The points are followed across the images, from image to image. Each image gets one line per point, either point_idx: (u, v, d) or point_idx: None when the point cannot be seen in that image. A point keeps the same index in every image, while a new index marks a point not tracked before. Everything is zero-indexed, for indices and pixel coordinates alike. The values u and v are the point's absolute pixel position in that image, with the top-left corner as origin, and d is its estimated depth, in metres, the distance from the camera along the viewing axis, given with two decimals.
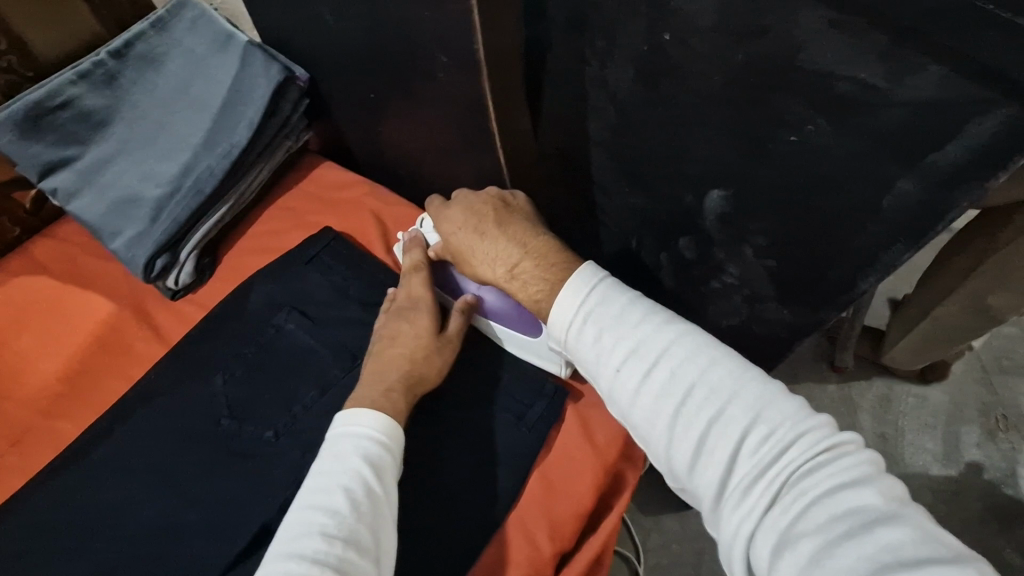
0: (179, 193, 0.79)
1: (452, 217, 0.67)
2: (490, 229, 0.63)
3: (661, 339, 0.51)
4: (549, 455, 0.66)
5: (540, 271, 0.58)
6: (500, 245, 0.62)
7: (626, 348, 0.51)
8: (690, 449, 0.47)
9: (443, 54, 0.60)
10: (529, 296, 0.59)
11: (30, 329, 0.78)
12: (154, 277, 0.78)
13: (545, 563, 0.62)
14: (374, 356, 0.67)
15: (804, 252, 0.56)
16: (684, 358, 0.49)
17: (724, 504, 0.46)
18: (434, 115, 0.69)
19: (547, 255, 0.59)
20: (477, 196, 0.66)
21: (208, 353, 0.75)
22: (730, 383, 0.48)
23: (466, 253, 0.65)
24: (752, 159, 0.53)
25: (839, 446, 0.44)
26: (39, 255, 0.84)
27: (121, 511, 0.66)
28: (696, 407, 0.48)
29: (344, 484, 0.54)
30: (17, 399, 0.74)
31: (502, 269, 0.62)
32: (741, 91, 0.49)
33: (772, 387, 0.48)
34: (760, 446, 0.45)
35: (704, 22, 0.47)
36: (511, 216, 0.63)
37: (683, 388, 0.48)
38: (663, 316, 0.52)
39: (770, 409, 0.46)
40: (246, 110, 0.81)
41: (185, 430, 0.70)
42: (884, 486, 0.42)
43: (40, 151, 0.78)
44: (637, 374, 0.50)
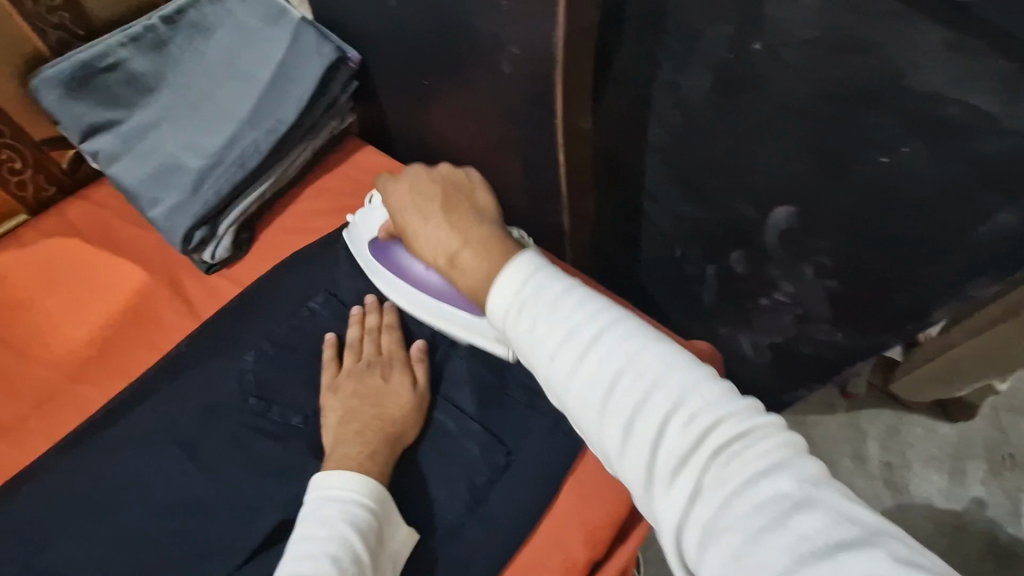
0: (222, 166, 0.78)
1: (399, 192, 0.62)
2: (435, 213, 0.58)
3: (585, 320, 0.43)
4: (582, 459, 0.65)
5: (479, 259, 0.52)
6: (442, 229, 0.56)
7: (550, 333, 0.43)
8: (613, 439, 0.40)
9: (515, 46, 0.58)
10: (469, 285, 0.53)
11: (59, 292, 0.77)
12: (191, 249, 0.77)
13: (577, 567, 0.60)
14: (342, 414, 0.63)
15: (872, 274, 0.56)
16: (612, 342, 0.42)
17: (648, 497, 0.39)
18: (490, 109, 0.67)
19: (488, 242, 0.53)
20: (426, 173, 0.61)
21: (241, 330, 0.73)
22: (658, 367, 0.41)
23: (408, 234, 0.60)
24: (831, 178, 0.52)
25: (761, 427, 0.38)
26: (74, 218, 0.83)
27: (142, 486, 0.64)
28: (619, 392, 0.40)
29: (331, 554, 0.50)
30: (45, 361, 0.72)
31: (442, 256, 0.55)
32: (827, 108, 0.49)
33: (699, 369, 0.41)
34: (682, 435, 0.38)
35: (803, 34, 0.46)
36: (459, 201, 0.58)
37: (607, 372, 0.41)
38: (591, 299, 0.45)
39: (693, 394, 0.39)
40: (296, 88, 0.80)
41: (213, 406, 0.68)
42: (801, 466, 0.36)
43: (84, 111, 0.77)
44: (560, 360, 0.42)
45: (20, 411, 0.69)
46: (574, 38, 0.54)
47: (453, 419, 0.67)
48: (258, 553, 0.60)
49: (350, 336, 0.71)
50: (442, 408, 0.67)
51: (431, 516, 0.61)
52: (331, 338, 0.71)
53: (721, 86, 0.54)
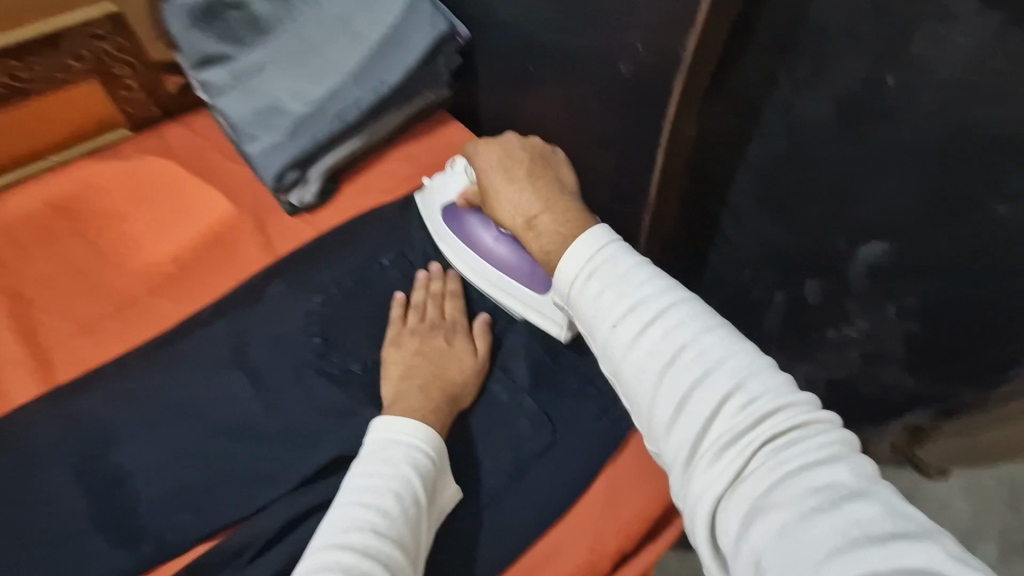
0: (323, 116, 0.80)
1: (488, 154, 0.63)
2: (520, 178, 0.60)
3: (660, 300, 0.44)
4: (624, 451, 0.66)
5: (556, 226, 0.54)
6: (524, 195, 0.59)
7: (623, 308, 0.44)
8: (667, 410, 0.41)
9: (642, 45, 0.59)
10: (542, 249, 0.55)
11: (151, 208, 0.80)
12: (281, 188, 0.80)
13: (605, 554, 0.61)
14: (403, 368, 0.66)
15: (958, 323, 0.59)
16: (683, 325, 0.42)
17: (688, 470, 0.39)
18: (595, 99, 0.68)
19: (566, 212, 0.55)
20: (519, 142, 0.63)
21: (314, 272, 0.75)
22: (719, 349, 0.41)
23: (490, 195, 0.62)
24: (939, 222, 0.55)
25: (816, 424, 0.38)
26: (171, 141, 0.86)
27: (203, 402, 0.66)
28: (680, 371, 0.41)
29: (395, 490, 0.52)
30: (131, 270, 0.75)
31: (521, 218, 0.58)
32: (953, 153, 0.52)
33: (760, 357, 0.41)
34: (735, 413, 0.39)
35: (947, 75, 0.49)
36: (544, 173, 0.61)
37: (673, 349, 0.42)
38: (664, 281, 0.45)
39: (754, 381, 0.40)
40: (404, 53, 0.80)
41: (278, 340, 0.71)
42: (850, 461, 0.36)
43: (202, 43, 0.82)
44: (630, 335, 0.43)
45: (100, 312, 0.72)
46: (702, 47, 0.55)
47: (506, 392, 0.68)
48: (306, 486, 0.62)
49: (415, 298, 0.72)
50: (497, 381, 0.69)
51: (475, 479, 0.63)
52: (399, 295, 0.72)
53: (842, 116, 0.57)
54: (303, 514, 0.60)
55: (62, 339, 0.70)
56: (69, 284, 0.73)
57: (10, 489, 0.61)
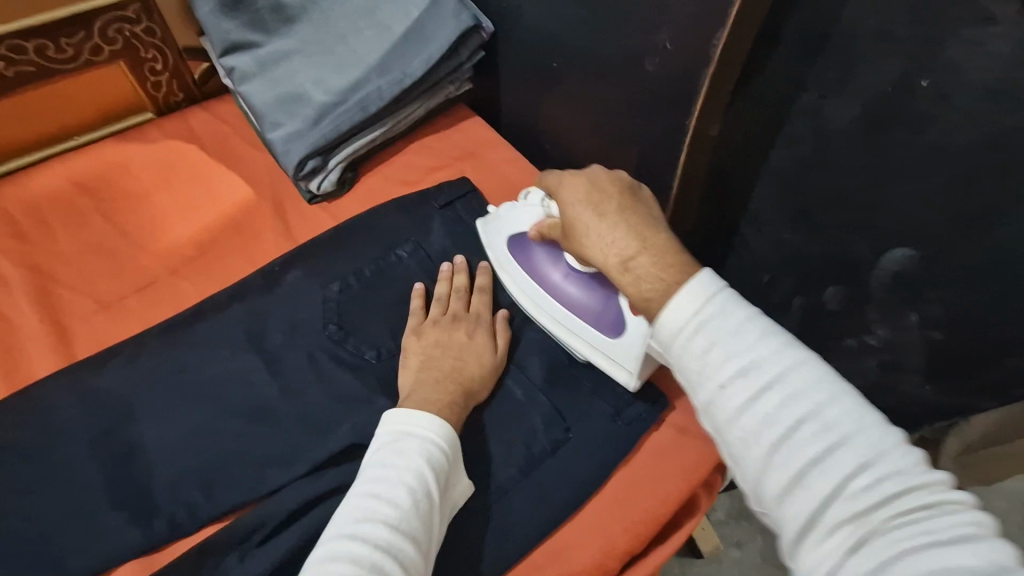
0: (345, 105, 0.80)
1: (573, 186, 0.58)
2: (610, 213, 0.54)
3: (776, 360, 0.40)
4: (639, 452, 0.66)
5: (658, 271, 0.48)
6: (616, 230, 0.53)
7: (733, 366, 0.41)
8: (779, 481, 0.38)
9: (670, 42, 0.59)
10: (640, 295, 0.49)
11: (174, 191, 0.81)
12: (301, 176, 0.80)
13: (614, 555, 0.61)
14: (422, 360, 0.65)
15: (981, 335, 0.59)
16: (800, 389, 0.39)
17: (802, 547, 0.37)
18: (620, 97, 0.68)
19: (670, 255, 0.49)
20: (605, 173, 0.57)
21: (331, 261, 0.76)
22: (841, 418, 0.38)
23: (576, 229, 0.56)
24: (965, 231, 0.55)
25: (947, 505, 0.35)
26: (195, 125, 0.87)
27: (218, 384, 0.67)
28: (796, 442, 0.38)
29: (407, 482, 0.52)
30: (152, 251, 0.76)
31: (615, 258, 0.52)
32: (981, 159, 0.51)
33: (885, 428, 0.38)
34: (857, 490, 0.36)
35: (981, 79, 0.49)
36: (636, 206, 0.54)
37: (790, 417, 0.39)
38: (778, 336, 0.41)
39: (881, 458, 0.37)
40: (428, 44, 0.80)
41: (293, 326, 0.71)
42: (987, 546, 0.33)
43: (229, 29, 0.83)
44: (740, 399, 0.40)
45: (121, 291, 0.73)
46: (733, 48, 0.54)
47: (519, 387, 0.68)
48: (317, 471, 0.62)
49: (439, 290, 0.72)
50: (511, 376, 0.69)
51: (485, 472, 0.63)
52: (418, 287, 0.73)
53: (871, 119, 0.56)
54: (314, 499, 0.60)
55: (83, 315, 0.71)
56: (91, 262, 0.74)
57: (26, 460, 0.62)
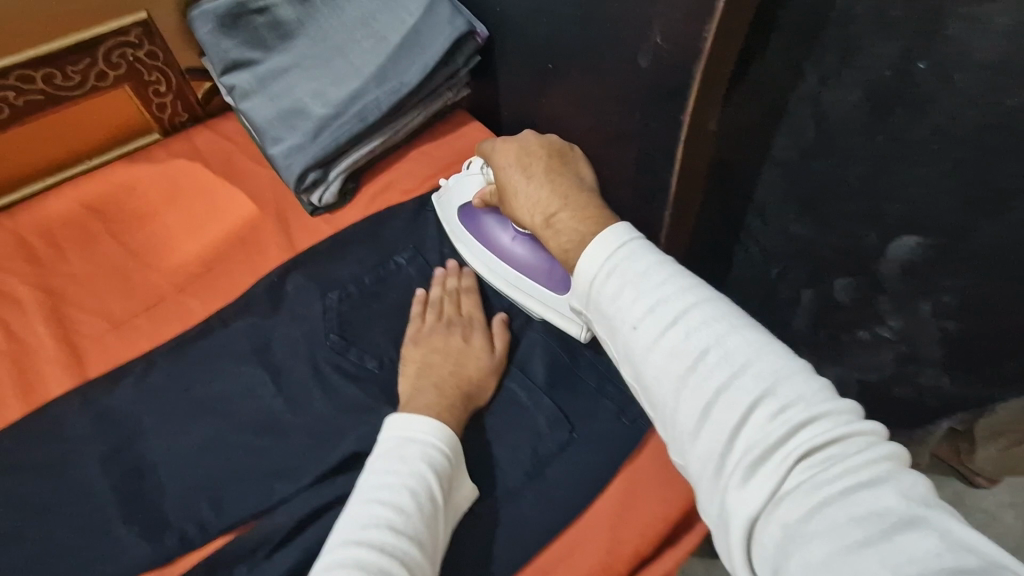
0: (344, 116, 0.81)
1: (507, 153, 0.65)
2: (538, 175, 0.62)
3: (687, 301, 0.43)
4: (645, 453, 0.64)
5: (574, 222, 0.55)
6: (542, 191, 0.60)
7: (643, 310, 0.44)
8: (689, 417, 0.40)
9: (661, 37, 0.58)
10: (558, 243, 0.56)
11: (179, 208, 0.82)
12: (303, 189, 0.81)
13: (624, 560, 0.59)
14: (420, 365, 0.66)
15: (998, 321, 0.56)
16: (704, 326, 0.41)
17: (717, 487, 0.38)
18: (613, 95, 0.67)
19: (586, 208, 0.55)
20: (537, 141, 0.65)
21: (333, 271, 0.76)
22: (745, 350, 0.40)
23: (510, 192, 0.64)
24: (975, 215, 0.53)
25: (859, 435, 0.36)
26: (199, 144, 0.89)
27: (226, 396, 0.68)
28: (701, 377, 0.40)
29: (411, 486, 0.52)
30: (159, 269, 0.77)
31: (540, 216, 0.59)
32: (988, 138, 0.49)
33: (793, 360, 0.40)
34: (765, 422, 0.37)
35: (987, 55, 0.47)
36: (562, 169, 0.62)
37: (694, 352, 0.41)
38: (687, 279, 0.45)
39: (785, 386, 0.38)
40: (423, 52, 0.81)
41: (299, 338, 0.71)
42: (901, 482, 0.33)
43: (229, 47, 0.85)
44: (647, 336, 0.43)
45: (130, 308, 0.75)
46: (724, 39, 0.53)
47: (522, 391, 0.67)
48: (324, 481, 0.62)
49: (433, 295, 0.72)
50: (514, 380, 0.68)
51: (492, 478, 0.62)
52: (418, 294, 0.73)
53: (870, 104, 0.54)
54: (321, 510, 0.60)
55: (96, 335, 0.73)
56: (102, 282, 0.76)
57: (44, 476, 0.63)
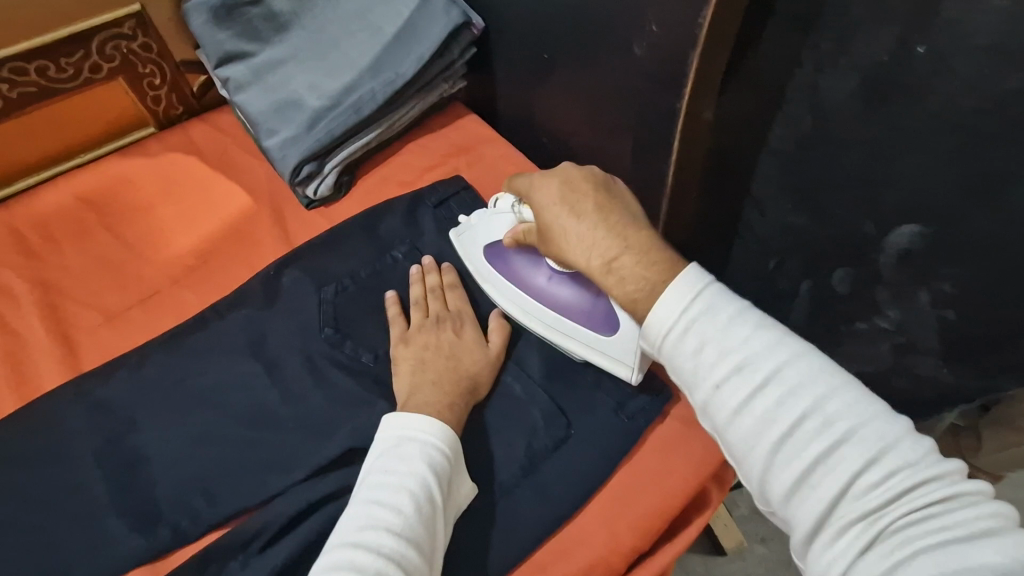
0: (339, 108, 0.80)
1: (548, 189, 0.59)
2: (588, 212, 0.55)
3: (779, 360, 0.42)
4: (642, 448, 0.64)
5: (641, 270, 0.50)
6: (595, 232, 0.54)
7: (730, 369, 0.42)
8: (784, 479, 0.40)
9: (656, 25, 0.57)
10: (624, 293, 0.51)
11: (175, 202, 0.82)
12: (298, 181, 0.80)
13: (621, 554, 0.59)
14: (413, 364, 0.65)
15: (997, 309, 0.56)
16: (800, 387, 0.41)
17: (813, 546, 0.39)
18: (609, 85, 0.66)
19: (651, 252, 0.50)
20: (577, 170, 0.58)
21: (328, 264, 0.76)
22: (847, 413, 0.39)
23: (554, 233, 0.57)
24: (974, 201, 0.53)
25: (962, 494, 0.37)
26: (194, 138, 0.88)
27: (220, 390, 0.68)
28: (799, 441, 0.40)
29: (410, 488, 0.51)
30: (154, 262, 0.77)
31: (598, 260, 0.53)
32: (987, 123, 0.49)
33: (893, 419, 0.39)
34: (868, 488, 0.38)
35: (982, 39, 0.47)
36: (613, 201, 0.55)
37: (789, 414, 0.40)
38: (774, 330, 0.43)
39: (887, 448, 0.38)
40: (419, 44, 0.80)
41: (293, 331, 0.71)
42: (1012, 541, 0.34)
43: (224, 39, 0.84)
44: (736, 398, 0.42)
45: (125, 301, 0.74)
46: (719, 26, 0.52)
47: (518, 385, 0.67)
48: (318, 474, 0.62)
49: (414, 293, 0.72)
50: (509, 374, 0.67)
51: (487, 472, 0.62)
52: (391, 298, 0.72)
53: (867, 91, 0.54)
54: (316, 503, 0.60)
55: (90, 328, 0.72)
56: (97, 276, 0.76)
57: (37, 468, 0.63)
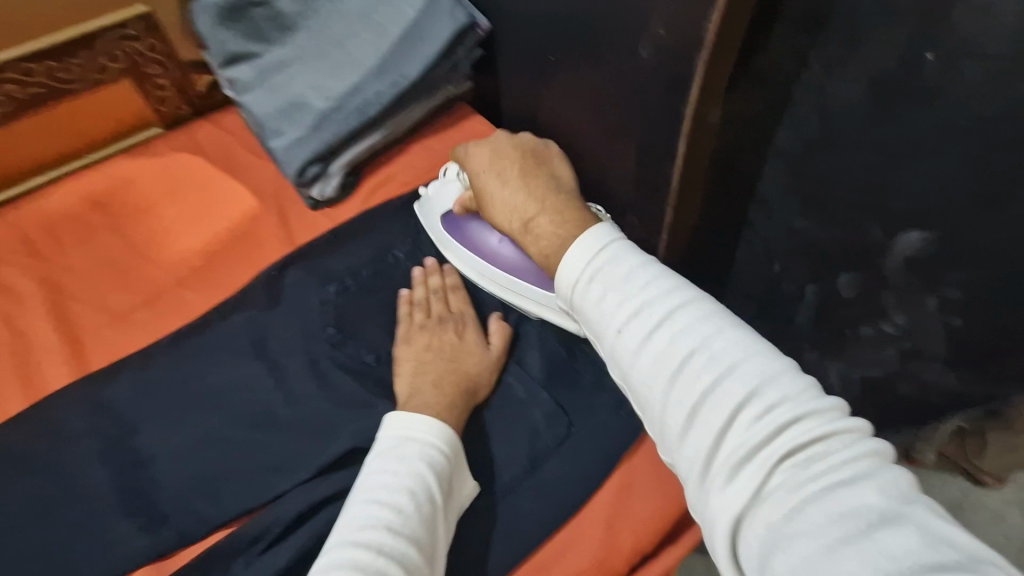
0: (344, 110, 0.80)
1: (482, 158, 0.67)
2: (514, 178, 0.64)
3: (672, 304, 0.46)
4: (646, 449, 0.64)
5: (554, 227, 0.58)
6: (519, 196, 0.63)
7: (630, 309, 0.47)
8: (682, 416, 0.42)
9: (662, 28, 0.57)
10: (538, 249, 0.59)
11: (180, 203, 0.82)
12: (304, 183, 0.81)
13: (624, 555, 0.59)
14: (415, 365, 0.65)
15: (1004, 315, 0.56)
16: (691, 326, 0.44)
17: (706, 488, 0.41)
18: (614, 86, 0.66)
19: (563, 211, 0.59)
20: (508, 140, 0.68)
21: (333, 264, 0.76)
22: (731, 350, 0.43)
23: (486, 198, 0.66)
24: (981, 209, 0.52)
25: (844, 432, 0.39)
26: (200, 138, 0.89)
27: (226, 390, 0.68)
28: (689, 377, 0.43)
29: (409, 487, 0.52)
30: (160, 262, 0.77)
31: (519, 222, 0.62)
32: (994, 130, 0.49)
33: (779, 360, 0.42)
34: (751, 424, 0.40)
35: (991, 45, 0.46)
36: (536, 169, 0.65)
37: (681, 352, 0.44)
38: (672, 282, 0.48)
39: (770, 386, 0.41)
40: (424, 46, 0.80)
41: (297, 331, 0.71)
42: (885, 481, 0.35)
43: (230, 40, 0.85)
44: (636, 338, 0.46)
45: (130, 301, 0.75)
46: (726, 30, 0.52)
47: (521, 387, 0.67)
48: (322, 475, 0.62)
49: (417, 295, 0.71)
50: (513, 376, 0.67)
51: (490, 474, 0.62)
52: (405, 297, 0.71)
53: (874, 96, 0.54)
54: (319, 504, 0.60)
55: (96, 327, 0.73)
56: (103, 276, 0.76)
57: (45, 466, 0.64)
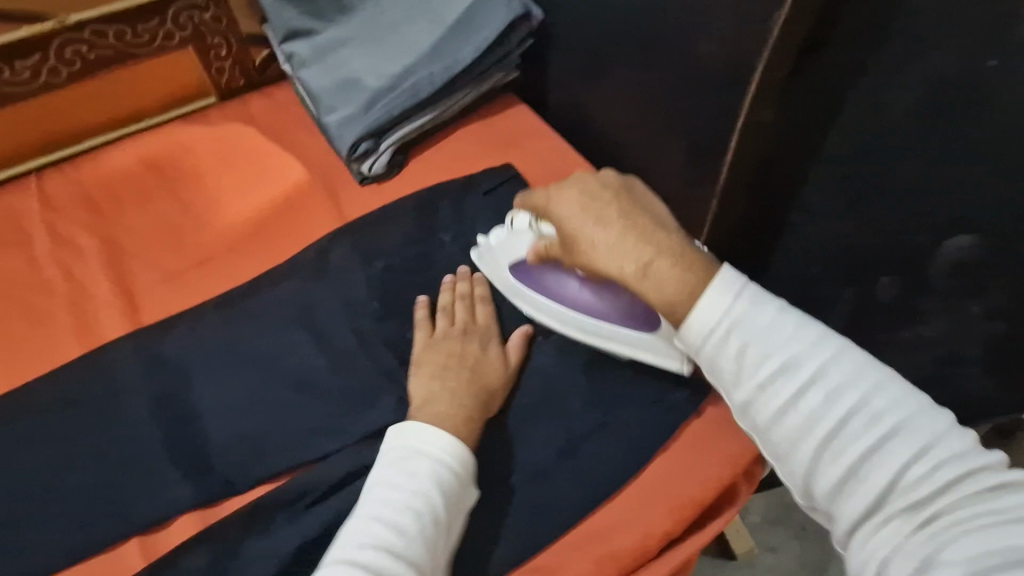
0: (396, 90, 0.82)
1: (566, 198, 0.56)
2: (614, 217, 0.54)
3: (818, 355, 0.44)
4: (677, 438, 0.65)
5: (681, 273, 0.49)
6: (625, 237, 0.52)
7: (771, 364, 0.45)
8: (830, 476, 0.43)
9: (727, 25, 0.58)
10: (664, 299, 0.50)
11: (231, 172, 0.84)
12: (354, 158, 0.82)
13: (653, 537, 0.60)
14: (432, 369, 0.65)
15: None
16: (842, 380, 0.43)
17: (859, 539, 0.42)
18: (668, 83, 0.67)
19: (686, 255, 0.50)
20: (595, 178, 0.57)
21: (378, 241, 0.78)
22: (893, 408, 0.42)
23: (578, 241, 0.55)
24: None
25: (1015, 485, 0.39)
26: (253, 111, 0.91)
27: (270, 354, 0.70)
28: (843, 437, 0.42)
29: (414, 507, 0.52)
30: (211, 227, 0.80)
31: (632, 265, 0.51)
32: None
33: (938, 414, 0.42)
34: (917, 481, 0.40)
35: None
36: (636, 207, 0.54)
37: (835, 411, 0.43)
38: (814, 327, 0.46)
39: (937, 443, 0.41)
40: (479, 33, 0.81)
41: (341, 304, 0.73)
42: None
43: (291, 16, 0.87)
44: (777, 397, 0.44)
45: (181, 263, 0.77)
46: (792, 28, 0.53)
47: (558, 371, 0.68)
48: (362, 441, 0.64)
49: (444, 302, 0.71)
50: (551, 361, 0.69)
51: (525, 452, 0.64)
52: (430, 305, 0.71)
53: None
54: (363, 468, 0.62)
55: (149, 285, 0.75)
56: (156, 236, 0.79)
57: (97, 413, 0.66)
